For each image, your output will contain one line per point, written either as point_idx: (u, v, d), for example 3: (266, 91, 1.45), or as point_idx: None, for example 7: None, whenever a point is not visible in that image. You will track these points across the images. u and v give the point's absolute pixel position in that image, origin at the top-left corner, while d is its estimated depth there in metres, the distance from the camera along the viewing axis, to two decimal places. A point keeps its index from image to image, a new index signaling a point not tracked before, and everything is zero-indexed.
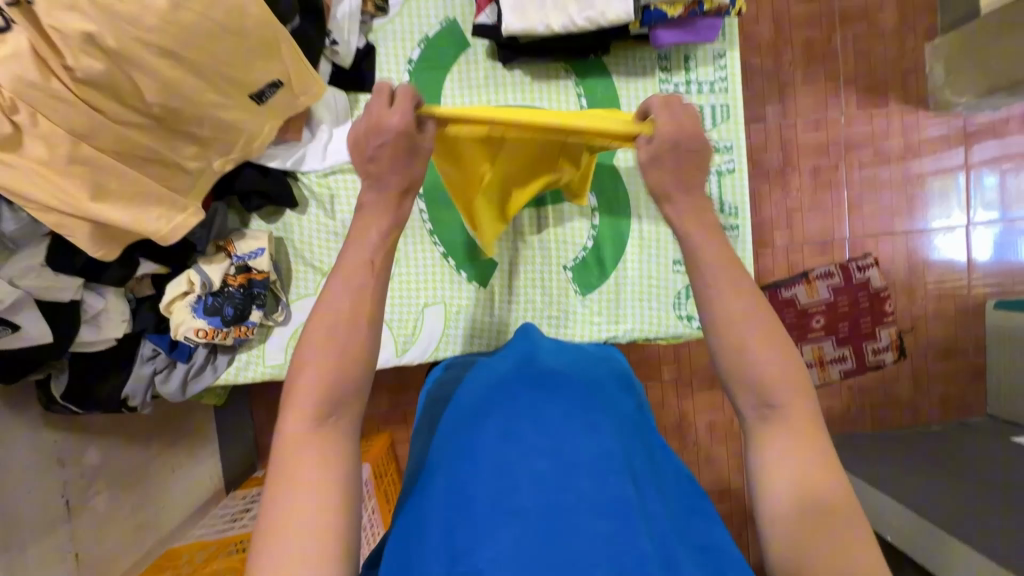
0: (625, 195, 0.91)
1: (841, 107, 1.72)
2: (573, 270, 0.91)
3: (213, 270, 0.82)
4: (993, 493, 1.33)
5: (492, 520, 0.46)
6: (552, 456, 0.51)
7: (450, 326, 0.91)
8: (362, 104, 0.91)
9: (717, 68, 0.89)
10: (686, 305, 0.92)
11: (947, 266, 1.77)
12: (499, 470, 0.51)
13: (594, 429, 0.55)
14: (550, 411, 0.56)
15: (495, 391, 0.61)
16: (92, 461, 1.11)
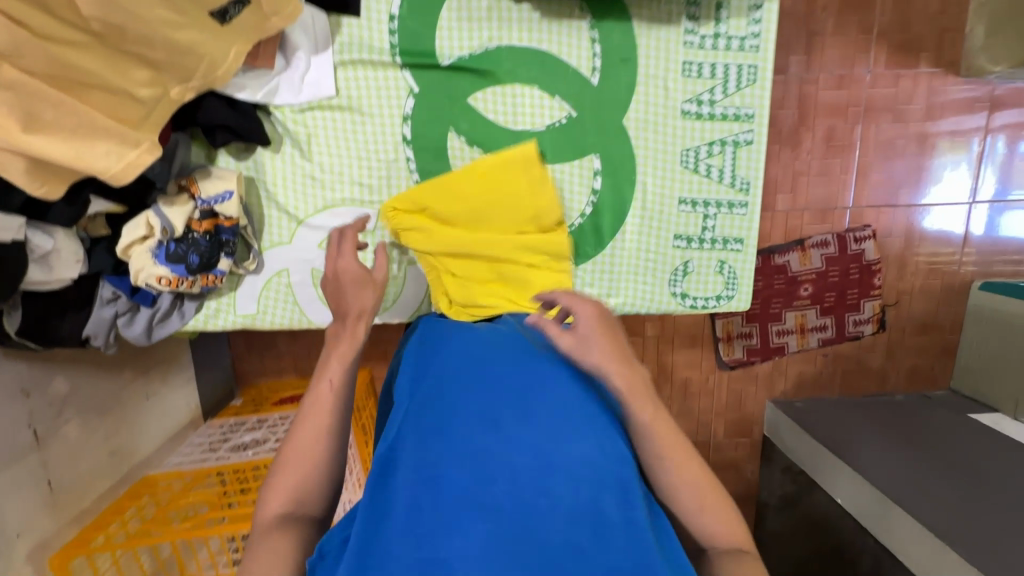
0: (633, 158, 0.83)
1: (868, 64, 1.59)
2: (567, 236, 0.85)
3: (174, 212, 0.74)
4: (943, 468, 1.40)
5: (468, 514, 0.52)
6: (529, 453, 0.57)
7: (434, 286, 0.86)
8: (346, 30, 0.78)
9: (751, 22, 0.79)
10: (681, 282, 0.88)
11: (943, 242, 1.75)
12: (477, 463, 0.56)
13: (566, 428, 0.60)
14: (527, 409, 0.62)
15: (473, 379, 0.66)
16: (59, 391, 1.09)
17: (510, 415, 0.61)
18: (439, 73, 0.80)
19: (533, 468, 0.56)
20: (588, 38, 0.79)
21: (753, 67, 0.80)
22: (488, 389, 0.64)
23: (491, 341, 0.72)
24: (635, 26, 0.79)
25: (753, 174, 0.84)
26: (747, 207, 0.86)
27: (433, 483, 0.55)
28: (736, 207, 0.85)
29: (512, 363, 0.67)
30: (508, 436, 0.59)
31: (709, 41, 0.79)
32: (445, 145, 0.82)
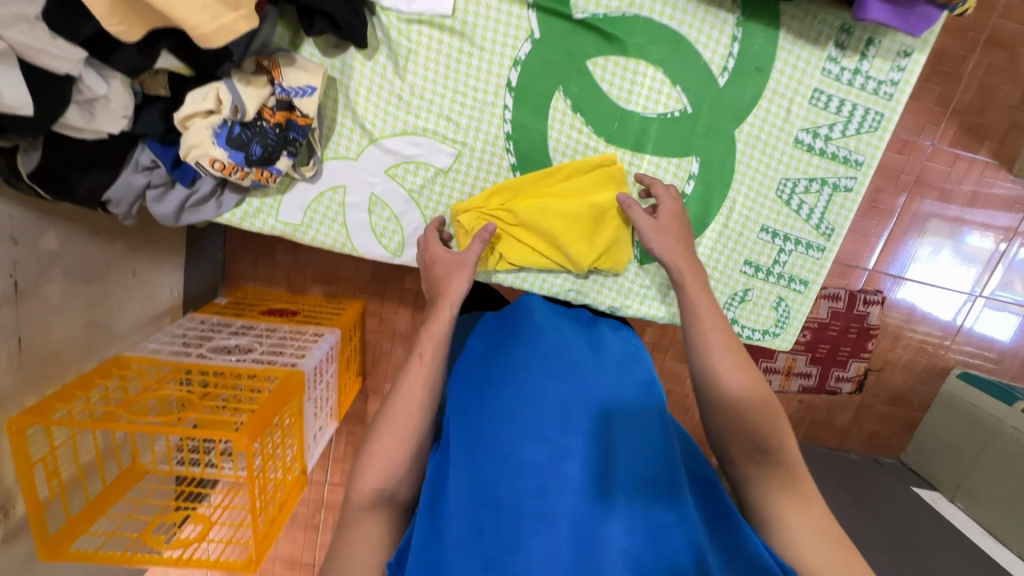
0: (731, 174, 0.80)
1: (934, 137, 1.59)
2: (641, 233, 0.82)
3: (249, 94, 0.66)
4: (883, 532, 1.49)
5: (526, 527, 0.53)
6: (576, 459, 0.56)
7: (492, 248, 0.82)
8: None
9: (894, 68, 0.75)
10: (735, 308, 0.87)
11: (939, 325, 1.81)
12: (524, 475, 0.56)
13: (610, 430, 0.59)
14: (566, 411, 0.60)
15: (510, 377, 0.64)
16: (49, 247, 0.99)
17: (551, 419, 0.59)
18: (566, 23, 0.73)
19: (579, 476, 0.55)
20: (730, 35, 0.74)
21: (880, 115, 0.77)
22: (525, 389, 0.62)
23: (529, 334, 0.69)
24: (781, 36, 0.74)
25: (840, 221, 0.82)
26: (823, 252, 0.84)
27: (485, 497, 0.56)
28: (813, 249, 0.83)
29: (548, 360, 0.65)
30: (553, 442, 0.57)
31: (847, 74, 0.75)
32: (549, 103, 0.76)
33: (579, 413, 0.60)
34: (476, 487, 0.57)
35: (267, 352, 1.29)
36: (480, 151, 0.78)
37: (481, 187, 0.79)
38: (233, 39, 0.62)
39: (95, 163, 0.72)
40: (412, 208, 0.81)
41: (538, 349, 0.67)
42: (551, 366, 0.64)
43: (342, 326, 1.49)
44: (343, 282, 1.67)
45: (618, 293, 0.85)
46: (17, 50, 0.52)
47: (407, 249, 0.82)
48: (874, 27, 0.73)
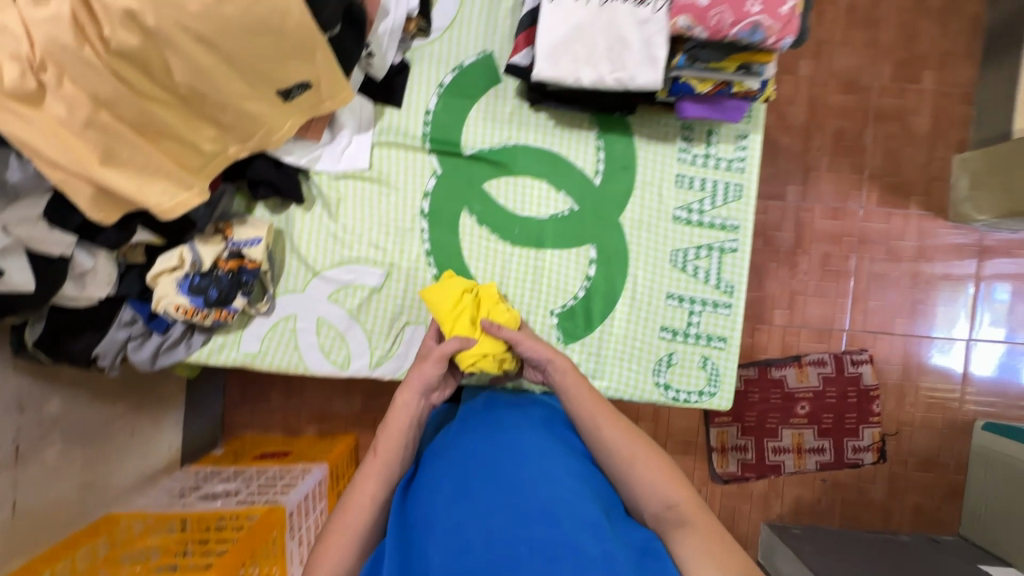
0: (626, 253, 0.91)
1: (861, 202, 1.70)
2: (559, 317, 0.91)
3: (206, 250, 0.82)
4: None
5: None
6: (501, 511, 0.60)
7: None
8: (388, 117, 0.91)
9: (738, 148, 0.89)
10: (666, 373, 0.91)
11: (942, 376, 1.74)
12: (450, 529, 0.60)
13: (533, 483, 0.64)
14: (492, 470, 0.66)
15: (443, 455, 0.71)
16: (52, 411, 1.11)
17: (481, 481, 0.64)
18: (460, 159, 0.91)
19: (501, 523, 0.59)
20: (594, 146, 0.91)
21: (738, 185, 0.90)
22: (459, 460, 0.69)
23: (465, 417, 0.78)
24: (636, 140, 0.90)
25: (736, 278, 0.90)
26: (732, 308, 0.91)
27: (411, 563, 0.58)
28: (721, 307, 0.90)
29: (478, 433, 0.73)
30: (479, 498, 0.62)
31: (700, 159, 0.90)
32: (458, 221, 0.91)
33: (504, 471, 0.66)
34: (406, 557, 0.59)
35: (253, 493, 1.32)
36: (407, 268, 0.91)
37: (411, 298, 0.91)
38: (192, 211, 0.80)
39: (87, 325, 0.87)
40: (354, 325, 0.92)
41: (474, 425, 0.75)
42: (481, 440, 0.71)
43: (330, 460, 1.52)
44: (335, 417, 1.73)
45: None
46: (23, 240, 0.70)
47: (354, 361, 0.92)
48: (709, 122, 0.90)
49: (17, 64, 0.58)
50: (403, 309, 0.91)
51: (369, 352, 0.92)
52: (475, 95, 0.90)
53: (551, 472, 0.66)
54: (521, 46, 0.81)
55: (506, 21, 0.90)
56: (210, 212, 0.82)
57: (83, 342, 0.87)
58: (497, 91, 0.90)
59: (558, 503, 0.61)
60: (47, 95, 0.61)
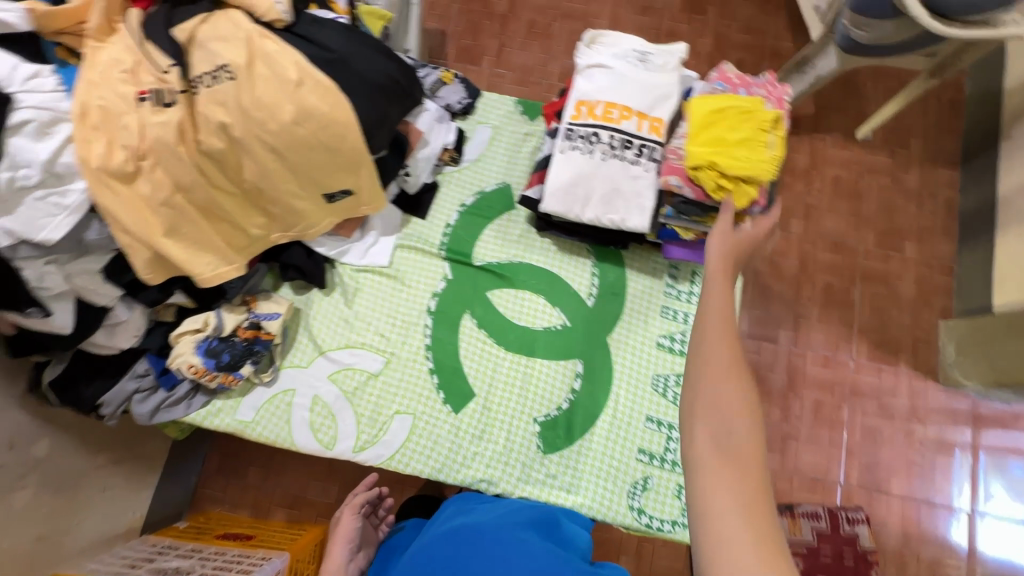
0: (610, 371, 0.97)
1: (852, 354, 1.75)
2: (540, 424, 0.95)
3: (229, 318, 0.91)
4: None
5: None
6: None
7: (411, 440, 0.94)
8: (413, 225, 1.04)
9: None
10: (640, 497, 0.92)
11: (946, 548, 1.61)
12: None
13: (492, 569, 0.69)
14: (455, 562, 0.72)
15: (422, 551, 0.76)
16: (36, 454, 1.13)
17: None
18: (470, 269, 1.02)
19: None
20: (590, 273, 1.02)
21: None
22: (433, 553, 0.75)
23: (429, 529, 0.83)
24: (627, 272, 1.01)
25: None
26: None
27: None
28: None
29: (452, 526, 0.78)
30: None
31: (683, 295, 1.00)
32: (458, 322, 1.00)
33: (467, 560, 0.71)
34: None
35: (208, 572, 1.26)
36: (406, 359, 0.98)
37: (404, 388, 0.97)
38: (227, 283, 0.91)
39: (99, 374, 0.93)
40: (347, 407, 0.96)
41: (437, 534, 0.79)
42: (453, 533, 0.77)
43: (293, 550, 1.46)
44: (306, 505, 1.68)
45: (527, 482, 0.93)
46: (76, 290, 0.78)
47: (339, 442, 0.95)
48: (693, 264, 1.01)
49: (125, 152, 0.71)
50: (395, 398, 0.96)
51: (356, 435, 0.95)
52: (491, 217, 1.04)
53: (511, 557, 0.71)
54: (534, 182, 0.96)
55: (526, 161, 1.07)
56: (242, 285, 0.93)
57: (91, 389, 0.93)
58: (510, 215, 1.04)
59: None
60: (138, 176, 0.73)
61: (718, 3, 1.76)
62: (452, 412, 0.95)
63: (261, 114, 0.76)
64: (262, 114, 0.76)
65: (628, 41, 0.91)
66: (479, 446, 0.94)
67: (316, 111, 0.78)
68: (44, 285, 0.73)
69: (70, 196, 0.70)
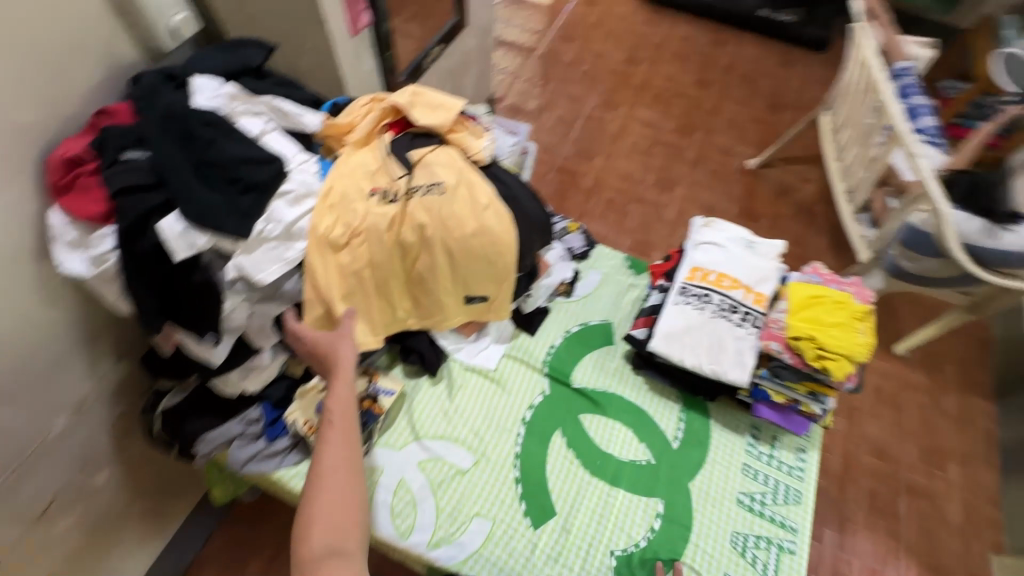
0: (691, 518, 0.98)
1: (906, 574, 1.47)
2: (616, 560, 0.94)
3: (352, 385, 1.01)
4: None
5: None
6: None
7: (486, 548, 0.94)
8: (521, 340, 1.16)
9: (798, 458, 1.05)
10: None
11: None
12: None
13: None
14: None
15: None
16: (97, 484, 1.06)
17: None
18: (567, 390, 1.11)
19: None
20: (676, 416, 1.09)
21: (798, 490, 1.01)
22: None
23: None
24: (712, 423, 1.08)
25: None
26: None
27: None
28: None
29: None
30: None
31: (764, 456, 1.05)
32: (549, 437, 1.05)
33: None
34: None
35: None
36: (494, 461, 1.02)
37: (487, 490, 0.99)
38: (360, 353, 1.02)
39: (209, 413, 0.98)
40: (430, 498, 0.98)
41: None
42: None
43: None
44: None
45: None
46: (249, 327, 0.88)
47: (415, 534, 0.94)
48: (775, 429, 1.08)
49: (344, 229, 0.87)
50: (478, 499, 0.98)
51: (433, 530, 0.95)
52: (591, 347, 1.16)
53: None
54: (640, 324, 1.10)
55: (628, 307, 1.22)
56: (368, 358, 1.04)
57: (197, 424, 0.97)
58: (609, 349, 1.16)
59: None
60: (343, 248, 0.88)
61: (772, 217, 2.07)
62: (531, 527, 0.96)
63: (451, 223, 0.93)
64: (451, 223, 0.93)
65: (737, 230, 1.12)
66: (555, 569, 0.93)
67: (492, 228, 0.95)
68: (232, 316, 0.84)
69: (292, 251, 0.84)
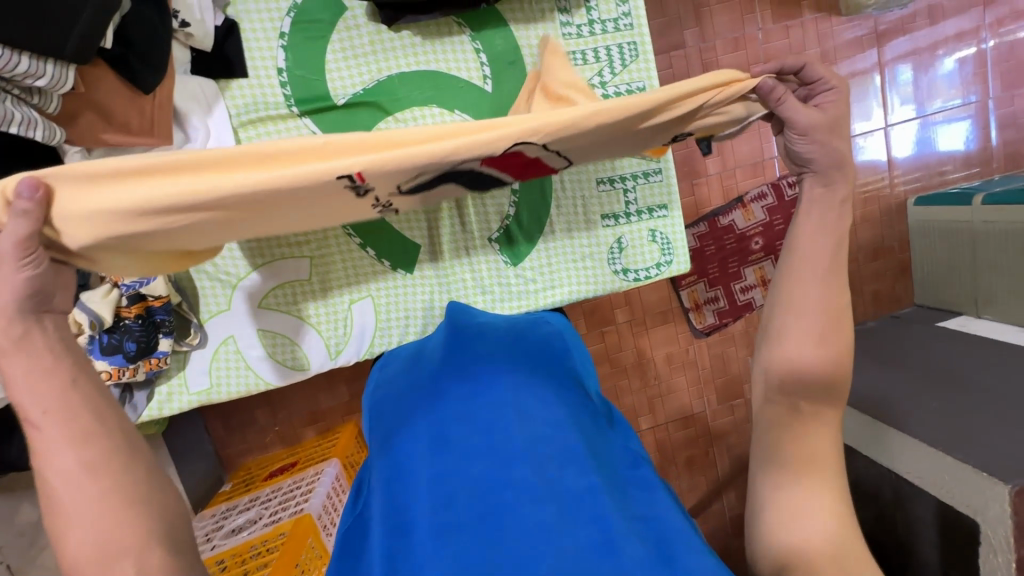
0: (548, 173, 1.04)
1: (727, 40, 1.71)
2: (498, 241, 1.05)
3: (100, 307, 0.87)
4: (944, 380, 1.44)
5: (421, 464, 0.60)
6: (440, 442, 0.61)
7: (380, 322, 1.03)
8: (236, 88, 1.04)
9: (619, 6, 1.13)
10: (619, 260, 1.08)
11: (870, 168, 1.85)
12: (454, 534, 0.51)
13: (516, 416, 0.62)
14: (475, 413, 0.63)
15: (398, 423, 0.69)
16: (29, 518, 1.05)
17: (446, 379, 0.71)
18: (338, 110, 1.07)
19: (508, 486, 0.54)
20: (474, 49, 1.10)
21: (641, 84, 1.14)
22: (415, 430, 0.65)
23: (437, 351, 0.82)
24: (515, 32, 1.10)
25: None
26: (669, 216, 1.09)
27: (400, 471, 0.61)
28: (659, 213, 1.08)
29: (441, 369, 0.74)
30: (429, 422, 0.65)
31: (584, 26, 1.13)
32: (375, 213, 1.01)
33: (494, 424, 0.61)
34: (392, 468, 0.62)
35: (276, 512, 1.31)
36: (338, 258, 1.01)
37: (350, 278, 1.02)
38: None
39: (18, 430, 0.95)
40: (307, 327, 1.01)
41: (436, 365, 0.77)
42: (444, 382, 0.70)
43: (339, 454, 1.51)
44: (328, 414, 1.71)
45: (513, 298, 1.05)
46: None
47: (316, 359, 1.03)
48: None
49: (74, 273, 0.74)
50: (345, 292, 1.01)
51: (325, 347, 1.02)
52: (326, 34, 1.05)
53: (534, 393, 0.66)
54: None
55: None
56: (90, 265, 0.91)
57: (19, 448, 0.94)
58: (349, 21, 1.05)
59: (552, 418, 0.62)
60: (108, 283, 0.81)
61: None
62: (406, 274, 1.03)
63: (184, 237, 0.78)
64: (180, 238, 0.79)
65: None
66: (467, 271, 1.05)
67: None
68: None
69: None
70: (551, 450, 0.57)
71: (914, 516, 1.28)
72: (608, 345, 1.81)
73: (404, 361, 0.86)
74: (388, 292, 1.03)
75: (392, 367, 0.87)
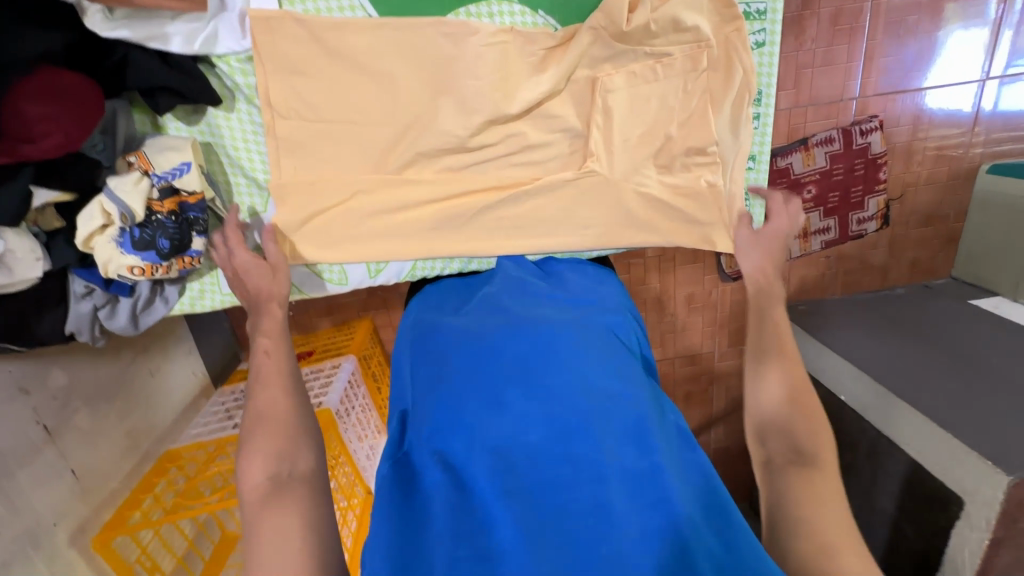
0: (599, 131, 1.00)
1: None
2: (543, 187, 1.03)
3: (131, 199, 0.82)
4: (966, 361, 1.43)
5: (481, 422, 0.68)
6: (501, 405, 0.69)
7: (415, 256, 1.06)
8: None
9: None
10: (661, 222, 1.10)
11: (953, 124, 1.67)
12: (516, 498, 0.62)
13: (576, 391, 0.69)
14: (534, 384, 0.71)
15: (445, 374, 0.75)
16: (60, 383, 1.06)
17: (501, 337, 0.77)
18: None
19: (567, 462, 0.63)
20: None
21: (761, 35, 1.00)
22: (472, 386, 0.72)
23: (485, 300, 0.87)
24: None
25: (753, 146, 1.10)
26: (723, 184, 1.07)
27: (456, 423, 0.69)
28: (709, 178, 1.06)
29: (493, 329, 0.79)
30: (487, 382, 0.72)
31: None
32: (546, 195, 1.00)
33: (551, 398, 0.69)
34: (448, 417, 0.70)
35: None
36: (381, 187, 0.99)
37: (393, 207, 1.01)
38: (92, 141, 0.84)
39: (48, 307, 0.89)
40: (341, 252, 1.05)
41: (487, 317, 0.82)
42: (499, 341, 0.76)
43: (355, 350, 1.53)
44: (343, 307, 1.70)
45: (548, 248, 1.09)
46: None
47: (356, 279, 1.09)
48: None
49: None
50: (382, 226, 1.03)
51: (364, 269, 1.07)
52: None
53: (590, 366, 0.73)
54: None
55: None
56: (112, 139, 0.87)
57: (48, 323, 0.90)
58: None
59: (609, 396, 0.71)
60: None
61: None
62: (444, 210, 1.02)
63: None
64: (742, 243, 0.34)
65: None
66: (508, 217, 1.05)
67: None
68: None
69: None
70: (606, 431, 0.66)
71: (890, 467, 1.39)
72: (632, 277, 1.77)
73: (443, 301, 0.93)
74: (427, 226, 1.03)
75: (430, 303, 0.92)
